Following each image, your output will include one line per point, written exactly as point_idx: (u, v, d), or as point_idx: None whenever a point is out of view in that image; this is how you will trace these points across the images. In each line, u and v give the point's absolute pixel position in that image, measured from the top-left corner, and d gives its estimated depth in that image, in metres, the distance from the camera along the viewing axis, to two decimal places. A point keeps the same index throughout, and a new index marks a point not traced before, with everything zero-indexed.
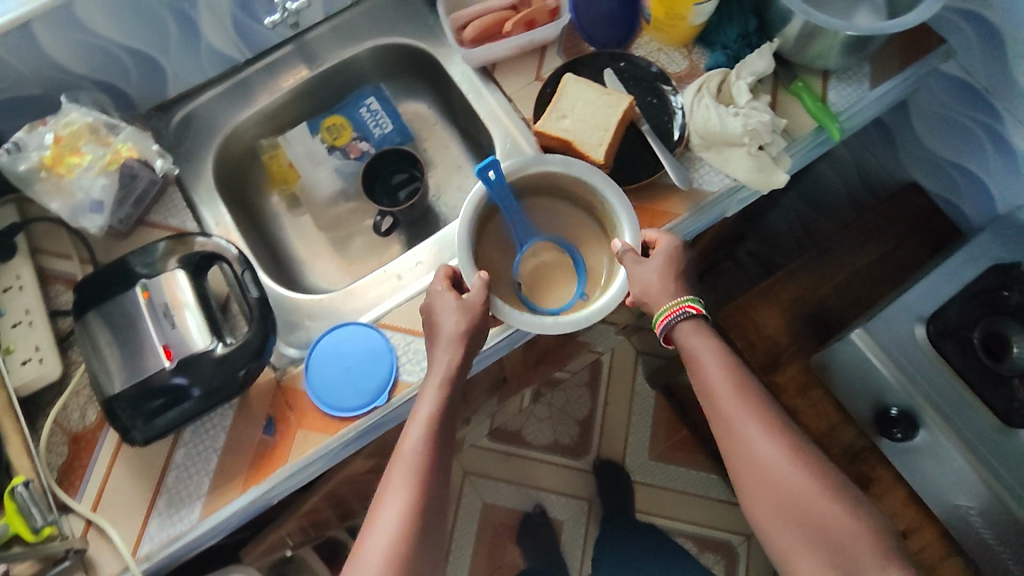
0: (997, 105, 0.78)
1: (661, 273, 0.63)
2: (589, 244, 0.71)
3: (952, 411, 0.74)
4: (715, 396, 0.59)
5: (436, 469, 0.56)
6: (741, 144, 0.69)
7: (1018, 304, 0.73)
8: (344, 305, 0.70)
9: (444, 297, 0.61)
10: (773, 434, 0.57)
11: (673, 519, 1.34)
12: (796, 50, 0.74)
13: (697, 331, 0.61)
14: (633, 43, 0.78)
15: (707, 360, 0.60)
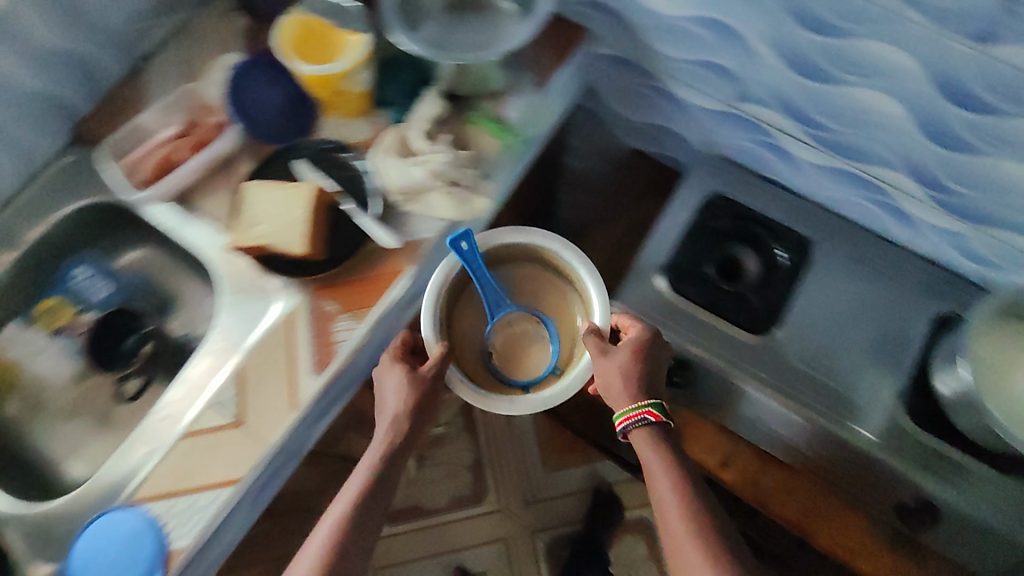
0: (651, 70, 0.83)
1: (623, 369, 0.69)
2: (565, 312, 0.78)
3: (722, 340, 0.79)
4: (666, 519, 0.65)
5: (363, 506, 0.65)
6: (434, 189, 0.72)
7: (727, 228, 0.84)
8: (115, 479, 0.68)
9: (392, 374, 0.71)
10: (694, 533, 0.63)
11: (585, 518, 1.38)
12: (459, 82, 0.77)
13: (650, 443, 0.68)
14: (317, 126, 0.78)
15: (654, 459, 0.67)
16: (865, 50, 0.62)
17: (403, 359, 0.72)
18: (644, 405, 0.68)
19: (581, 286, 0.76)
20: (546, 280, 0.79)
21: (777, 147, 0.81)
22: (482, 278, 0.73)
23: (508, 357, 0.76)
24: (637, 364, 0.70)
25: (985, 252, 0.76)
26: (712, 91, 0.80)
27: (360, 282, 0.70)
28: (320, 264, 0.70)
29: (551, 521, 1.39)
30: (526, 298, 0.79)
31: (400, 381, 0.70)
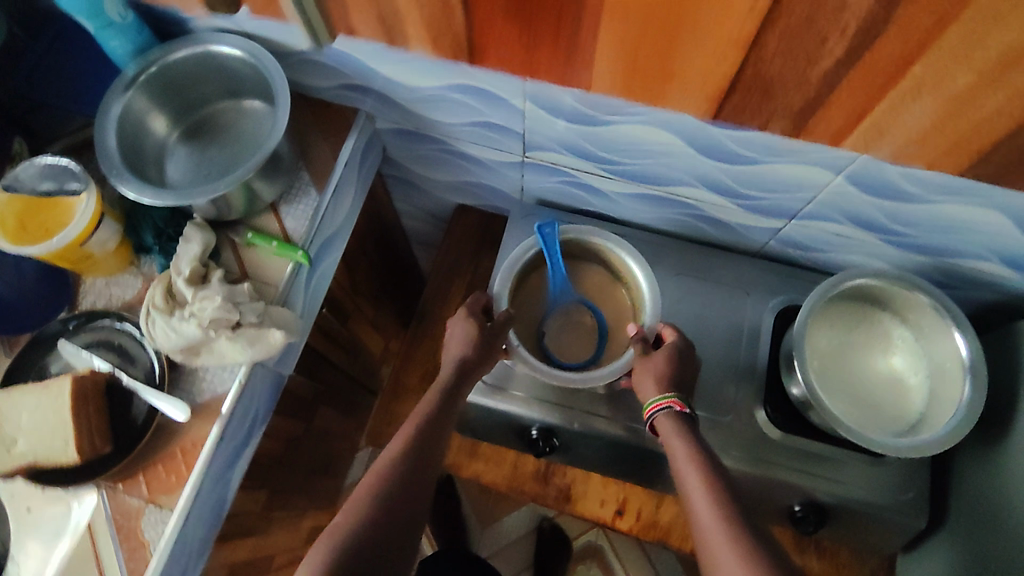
0: (433, 135, 0.79)
1: (663, 371, 0.66)
2: (614, 312, 0.79)
3: (569, 397, 0.76)
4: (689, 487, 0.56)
5: (397, 492, 0.58)
6: (215, 337, 0.64)
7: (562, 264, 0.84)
8: None
9: (460, 324, 0.72)
10: (714, 497, 0.54)
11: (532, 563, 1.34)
12: (221, 213, 0.70)
13: (676, 429, 0.62)
14: (77, 296, 0.70)
15: (681, 445, 0.60)
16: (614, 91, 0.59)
17: (471, 315, 0.73)
18: (665, 394, 0.64)
19: (626, 271, 0.78)
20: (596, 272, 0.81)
21: (583, 186, 0.80)
22: (557, 266, 0.77)
23: (559, 344, 0.77)
24: (671, 366, 0.66)
25: (803, 239, 0.76)
26: (499, 145, 0.76)
27: (161, 461, 0.64)
28: (107, 457, 0.62)
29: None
30: (586, 291, 0.80)
31: (461, 330, 0.71)
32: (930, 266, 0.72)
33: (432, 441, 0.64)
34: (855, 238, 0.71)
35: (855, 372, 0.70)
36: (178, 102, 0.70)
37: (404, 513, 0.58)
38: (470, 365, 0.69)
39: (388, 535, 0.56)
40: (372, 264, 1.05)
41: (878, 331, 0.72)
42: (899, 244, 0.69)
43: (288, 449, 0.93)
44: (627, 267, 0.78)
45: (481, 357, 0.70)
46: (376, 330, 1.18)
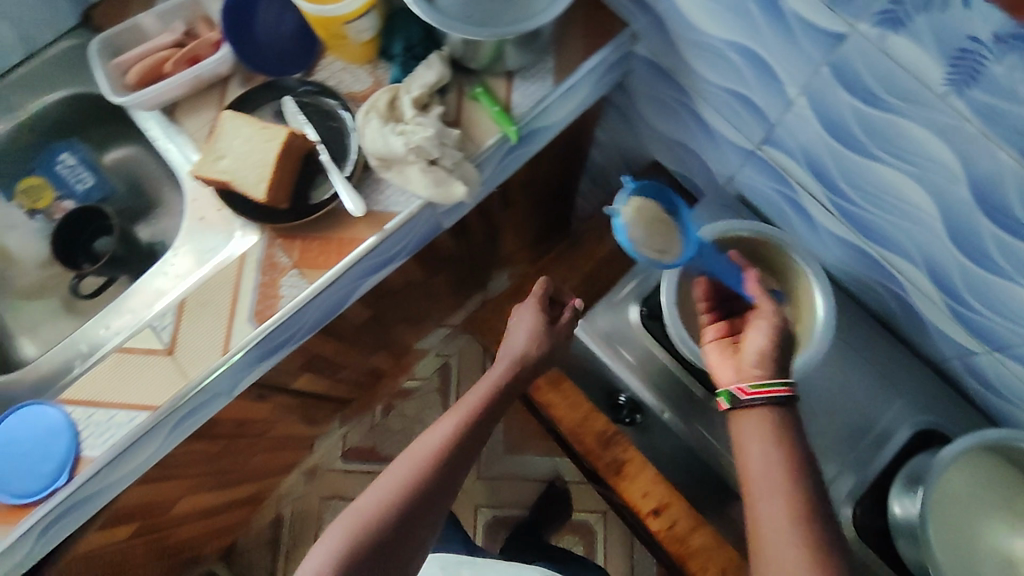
0: (684, 83, 0.77)
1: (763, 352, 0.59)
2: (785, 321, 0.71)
3: (671, 385, 0.75)
4: (750, 486, 0.55)
5: (478, 426, 0.64)
6: (410, 161, 0.67)
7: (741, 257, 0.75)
8: (78, 345, 0.71)
9: (526, 317, 0.71)
10: (790, 514, 0.52)
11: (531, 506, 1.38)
12: (467, 56, 0.72)
13: (760, 424, 0.56)
14: (316, 64, 0.75)
15: (755, 452, 0.56)
16: (903, 130, 0.55)
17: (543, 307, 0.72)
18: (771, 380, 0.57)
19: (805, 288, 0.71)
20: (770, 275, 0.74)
21: (797, 205, 0.75)
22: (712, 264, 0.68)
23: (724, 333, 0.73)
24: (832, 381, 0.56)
25: (992, 376, 0.68)
26: (742, 126, 0.73)
27: (319, 240, 0.68)
28: (280, 210, 0.68)
29: (500, 499, 1.40)
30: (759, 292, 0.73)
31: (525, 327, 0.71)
32: None
33: (491, 417, 0.66)
34: None
35: (975, 529, 0.64)
36: None
37: (435, 498, 0.59)
38: (532, 361, 0.69)
39: (462, 451, 0.62)
40: (551, 174, 1.05)
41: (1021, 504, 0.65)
42: None
43: (400, 289, 0.98)
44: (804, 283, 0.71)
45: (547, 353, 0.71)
46: (517, 233, 1.20)
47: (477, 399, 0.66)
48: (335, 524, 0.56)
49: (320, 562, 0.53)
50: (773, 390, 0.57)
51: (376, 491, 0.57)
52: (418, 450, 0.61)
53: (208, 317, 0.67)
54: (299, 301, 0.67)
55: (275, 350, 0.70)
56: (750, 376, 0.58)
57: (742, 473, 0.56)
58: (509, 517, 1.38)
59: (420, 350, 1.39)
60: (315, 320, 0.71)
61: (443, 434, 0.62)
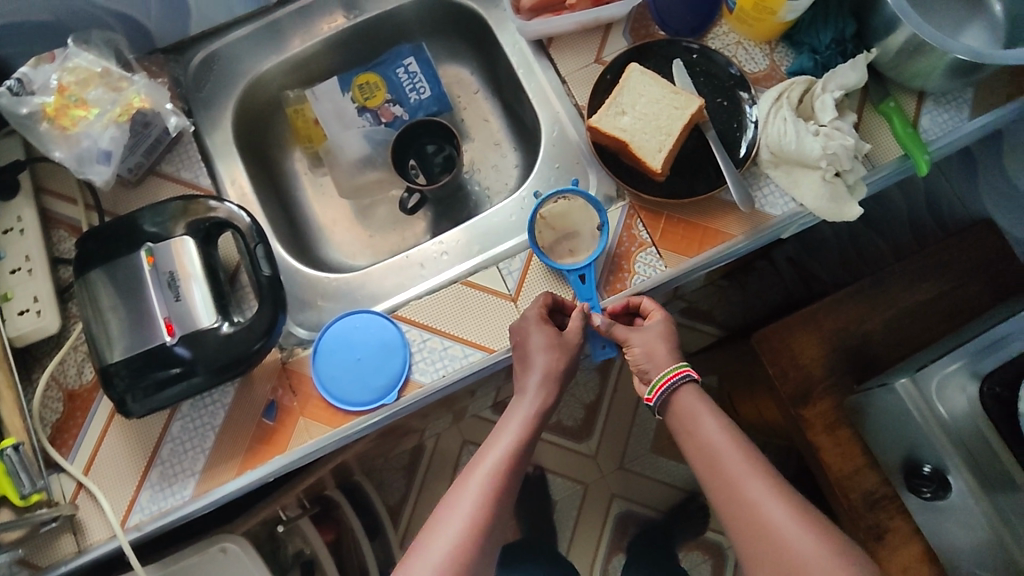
0: None
1: (664, 333, 0.59)
2: None
3: (988, 473, 0.67)
4: (717, 462, 0.53)
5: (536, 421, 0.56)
6: (815, 167, 0.62)
7: None
8: (395, 268, 0.65)
9: (541, 331, 0.57)
10: (778, 496, 0.50)
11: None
12: (892, 64, 0.65)
13: (699, 399, 0.56)
14: (709, 32, 0.69)
15: (707, 422, 0.55)
16: None
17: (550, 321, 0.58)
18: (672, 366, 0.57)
19: None
20: None
21: None
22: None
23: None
24: None
25: None
26: None
27: (683, 223, 0.63)
28: (655, 185, 0.65)
29: (649, 507, 1.23)
30: None
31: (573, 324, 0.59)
32: None
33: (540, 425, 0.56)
34: None
35: None
36: None
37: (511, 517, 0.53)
38: (572, 349, 0.58)
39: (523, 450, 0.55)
40: None
41: None
42: None
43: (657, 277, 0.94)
44: None
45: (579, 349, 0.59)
46: None
47: (528, 404, 0.56)
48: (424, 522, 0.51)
49: (442, 554, 0.48)
50: (665, 381, 0.57)
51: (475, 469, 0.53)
52: (488, 464, 0.53)
53: (557, 274, 0.62)
54: (638, 283, 0.62)
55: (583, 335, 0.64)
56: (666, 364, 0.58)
57: (692, 448, 0.55)
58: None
59: None
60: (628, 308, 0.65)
61: (495, 454, 0.54)
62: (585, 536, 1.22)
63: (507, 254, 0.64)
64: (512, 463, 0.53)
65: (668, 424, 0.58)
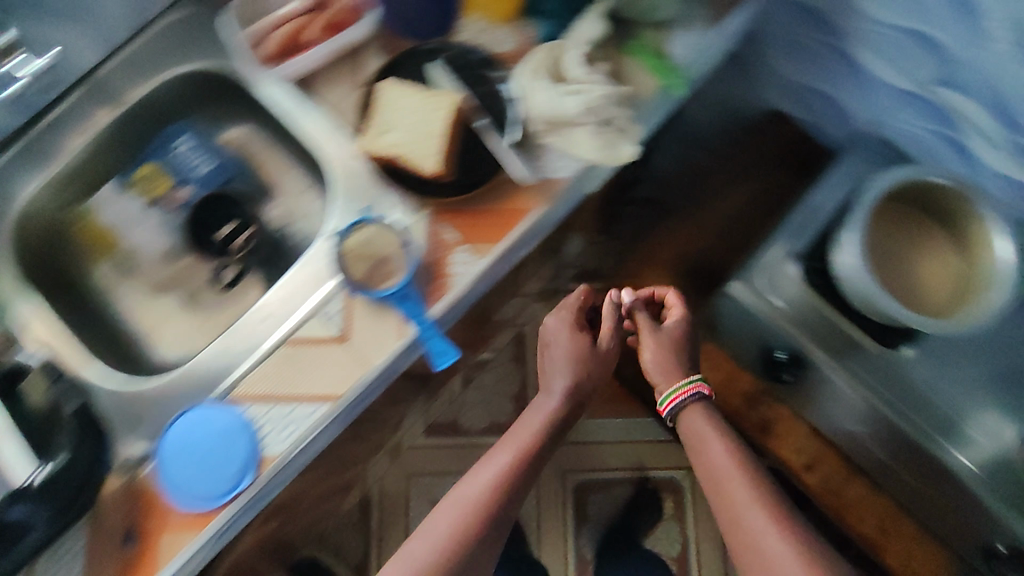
0: (842, 26, 0.74)
1: (676, 335, 0.77)
2: (935, 277, 0.72)
3: (829, 338, 0.73)
4: (727, 484, 0.66)
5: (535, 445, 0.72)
6: (583, 123, 0.64)
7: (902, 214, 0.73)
8: (219, 352, 0.63)
9: (569, 345, 0.78)
10: (758, 502, 0.64)
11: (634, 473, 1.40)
12: (629, 6, 0.68)
13: (704, 415, 0.73)
14: (456, 26, 0.70)
15: (715, 448, 0.69)
16: None
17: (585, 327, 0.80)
18: (686, 380, 0.74)
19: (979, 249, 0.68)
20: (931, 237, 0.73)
21: (960, 147, 0.73)
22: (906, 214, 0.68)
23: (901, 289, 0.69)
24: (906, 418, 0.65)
25: None
26: (907, 66, 0.71)
27: (484, 213, 0.64)
28: (446, 186, 0.64)
29: None
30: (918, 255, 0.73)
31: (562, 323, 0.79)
32: None
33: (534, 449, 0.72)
34: None
35: None
36: None
37: (512, 504, 0.68)
38: (598, 366, 0.78)
39: (512, 470, 0.70)
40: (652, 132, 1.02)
41: None
42: None
43: None
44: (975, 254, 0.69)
45: (594, 379, 0.78)
46: None
47: (506, 451, 0.71)
48: (444, 505, 0.66)
49: (428, 554, 0.62)
50: (677, 396, 0.73)
51: (465, 494, 0.67)
52: (471, 489, 0.68)
53: (379, 302, 0.62)
54: (463, 282, 0.63)
55: (419, 353, 0.65)
56: (676, 378, 0.74)
57: (701, 461, 0.70)
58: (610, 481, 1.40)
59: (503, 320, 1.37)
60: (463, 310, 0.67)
61: (489, 472, 0.69)
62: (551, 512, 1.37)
63: (326, 299, 0.63)
64: (508, 472, 0.69)
65: (681, 433, 0.74)
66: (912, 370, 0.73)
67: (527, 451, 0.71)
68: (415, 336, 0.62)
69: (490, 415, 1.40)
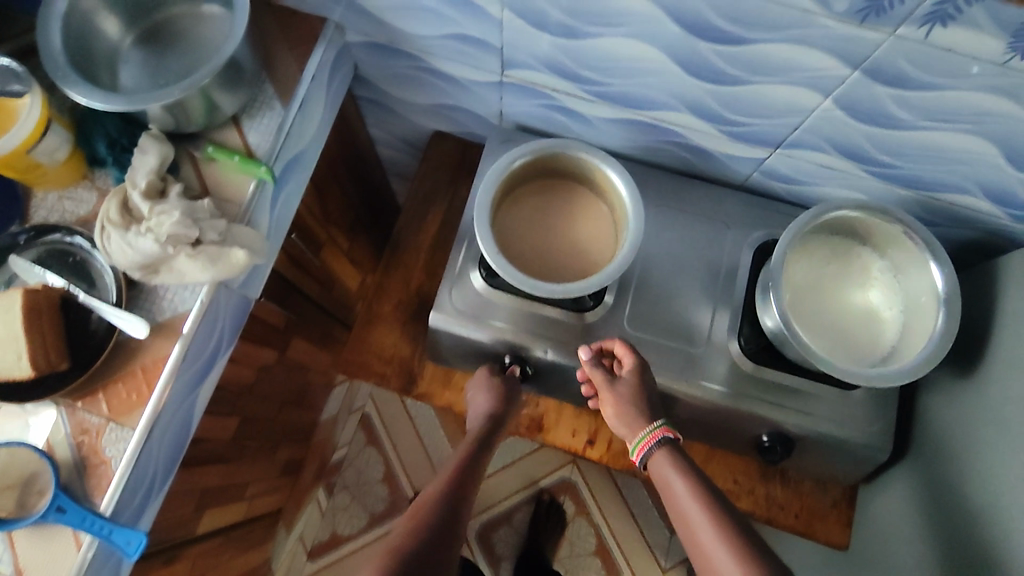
0: (407, 49, 0.75)
1: (631, 387, 0.67)
2: (590, 225, 0.73)
3: (538, 326, 0.75)
4: (693, 526, 0.57)
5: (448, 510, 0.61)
6: (175, 253, 0.61)
7: (543, 185, 0.75)
8: None
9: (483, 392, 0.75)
10: (721, 530, 0.55)
11: (526, 491, 1.39)
12: (180, 125, 0.66)
13: (673, 457, 0.62)
14: (27, 209, 0.66)
15: (675, 476, 0.61)
16: (602, 42, 0.62)
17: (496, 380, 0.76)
18: (645, 427, 0.64)
19: (610, 187, 0.71)
20: (575, 193, 0.75)
21: (567, 111, 0.75)
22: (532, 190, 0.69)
23: (559, 262, 0.71)
24: (639, 396, 0.67)
25: (787, 171, 0.73)
26: (478, 62, 0.72)
27: (123, 380, 0.62)
28: (64, 377, 0.60)
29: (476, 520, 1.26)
30: (571, 212, 0.74)
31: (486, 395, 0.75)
32: (910, 201, 0.71)
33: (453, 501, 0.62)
34: (840, 168, 0.69)
35: (835, 301, 0.70)
36: (132, 2, 0.66)
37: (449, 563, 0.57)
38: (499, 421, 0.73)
39: (429, 539, 0.58)
40: (348, 195, 1.02)
41: (855, 263, 0.71)
42: (885, 175, 0.68)
43: (260, 380, 0.92)
44: (611, 192, 0.71)
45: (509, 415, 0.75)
46: (353, 265, 1.15)
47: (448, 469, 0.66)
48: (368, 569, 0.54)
49: None
50: (645, 439, 0.64)
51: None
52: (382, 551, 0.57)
53: (41, 524, 0.59)
54: (130, 452, 0.60)
55: (116, 556, 0.62)
56: (640, 426, 0.65)
57: (666, 491, 0.61)
58: (508, 511, 1.38)
59: (325, 420, 1.32)
60: (162, 471, 0.65)
61: (398, 532, 0.59)
62: None
63: None
64: (422, 522, 0.59)
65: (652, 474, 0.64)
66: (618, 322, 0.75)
67: (423, 512, 0.60)
68: (93, 539, 0.59)
69: (366, 511, 1.35)
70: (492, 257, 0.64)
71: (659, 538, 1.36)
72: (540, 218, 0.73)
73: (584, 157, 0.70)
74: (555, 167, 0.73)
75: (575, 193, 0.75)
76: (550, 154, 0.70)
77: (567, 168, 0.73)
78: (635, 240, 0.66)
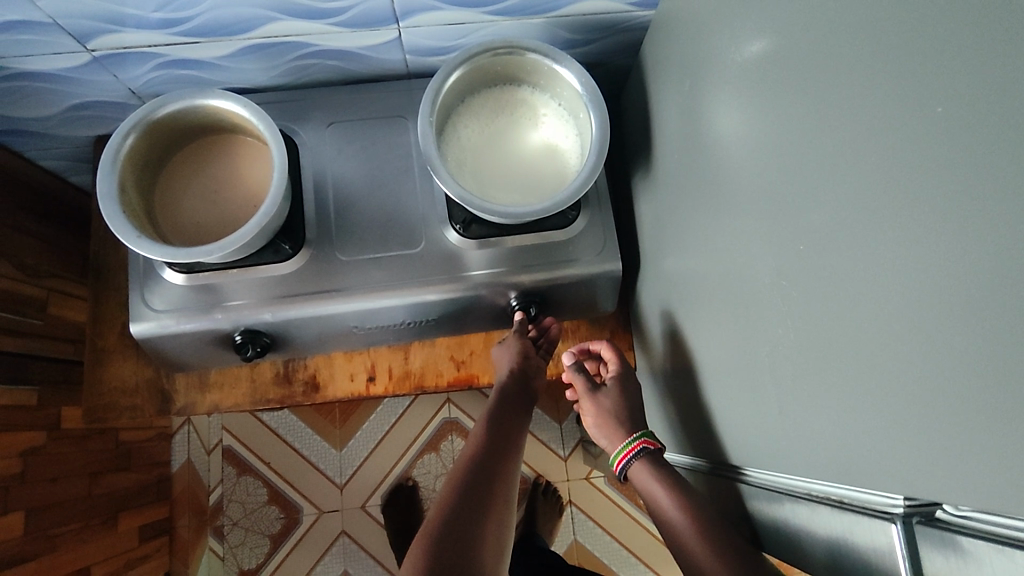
0: None
1: (615, 398, 0.71)
2: (248, 167, 0.68)
3: (255, 289, 0.69)
4: (676, 527, 0.56)
5: (474, 498, 0.58)
6: None
7: (188, 152, 0.69)
8: None
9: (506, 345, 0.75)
10: (708, 524, 0.54)
11: (417, 443, 1.34)
12: None
13: (654, 469, 0.63)
14: None
15: (660, 490, 0.60)
16: None
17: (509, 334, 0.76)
18: (633, 436, 0.67)
19: (244, 121, 0.66)
20: (219, 148, 0.69)
21: (182, 62, 0.68)
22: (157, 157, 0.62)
23: (227, 220, 0.66)
24: (620, 402, 0.71)
25: (428, 40, 0.70)
26: (53, 47, 0.63)
27: None
28: None
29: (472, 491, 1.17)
30: (224, 167, 0.68)
31: (510, 350, 0.74)
32: (549, 26, 0.69)
33: (471, 491, 0.59)
34: (467, 20, 0.67)
35: (512, 151, 0.68)
36: None
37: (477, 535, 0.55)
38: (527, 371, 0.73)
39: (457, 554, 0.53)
40: (51, 239, 0.91)
41: (514, 106, 0.70)
42: (509, 11, 0.66)
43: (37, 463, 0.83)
44: (248, 124, 0.66)
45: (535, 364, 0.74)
46: None
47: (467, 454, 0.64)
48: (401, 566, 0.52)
49: None
50: (625, 452, 0.66)
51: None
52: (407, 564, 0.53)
53: None
54: None
55: None
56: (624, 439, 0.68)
57: (653, 496, 0.61)
58: (406, 469, 1.33)
59: None
60: None
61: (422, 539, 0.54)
62: (375, 541, 1.31)
63: None
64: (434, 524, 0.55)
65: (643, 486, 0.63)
66: (333, 253, 0.70)
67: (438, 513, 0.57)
68: None
69: (264, 536, 1.30)
70: (138, 245, 0.59)
71: (551, 433, 1.36)
72: (195, 191, 0.68)
73: (202, 103, 0.63)
74: (181, 129, 0.67)
75: (221, 144, 0.69)
76: (163, 117, 0.63)
77: (197, 125, 0.67)
78: (280, 180, 0.62)
